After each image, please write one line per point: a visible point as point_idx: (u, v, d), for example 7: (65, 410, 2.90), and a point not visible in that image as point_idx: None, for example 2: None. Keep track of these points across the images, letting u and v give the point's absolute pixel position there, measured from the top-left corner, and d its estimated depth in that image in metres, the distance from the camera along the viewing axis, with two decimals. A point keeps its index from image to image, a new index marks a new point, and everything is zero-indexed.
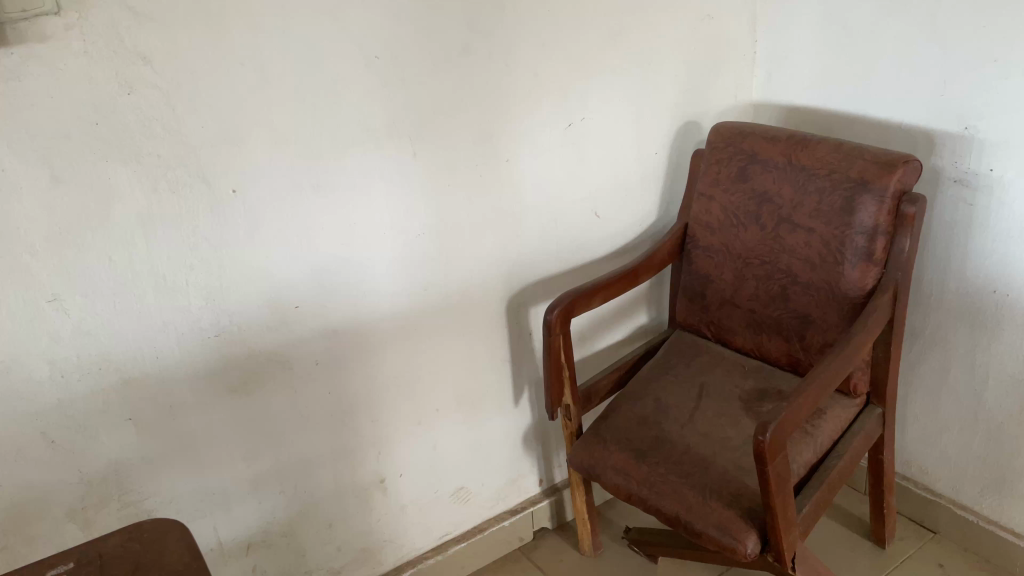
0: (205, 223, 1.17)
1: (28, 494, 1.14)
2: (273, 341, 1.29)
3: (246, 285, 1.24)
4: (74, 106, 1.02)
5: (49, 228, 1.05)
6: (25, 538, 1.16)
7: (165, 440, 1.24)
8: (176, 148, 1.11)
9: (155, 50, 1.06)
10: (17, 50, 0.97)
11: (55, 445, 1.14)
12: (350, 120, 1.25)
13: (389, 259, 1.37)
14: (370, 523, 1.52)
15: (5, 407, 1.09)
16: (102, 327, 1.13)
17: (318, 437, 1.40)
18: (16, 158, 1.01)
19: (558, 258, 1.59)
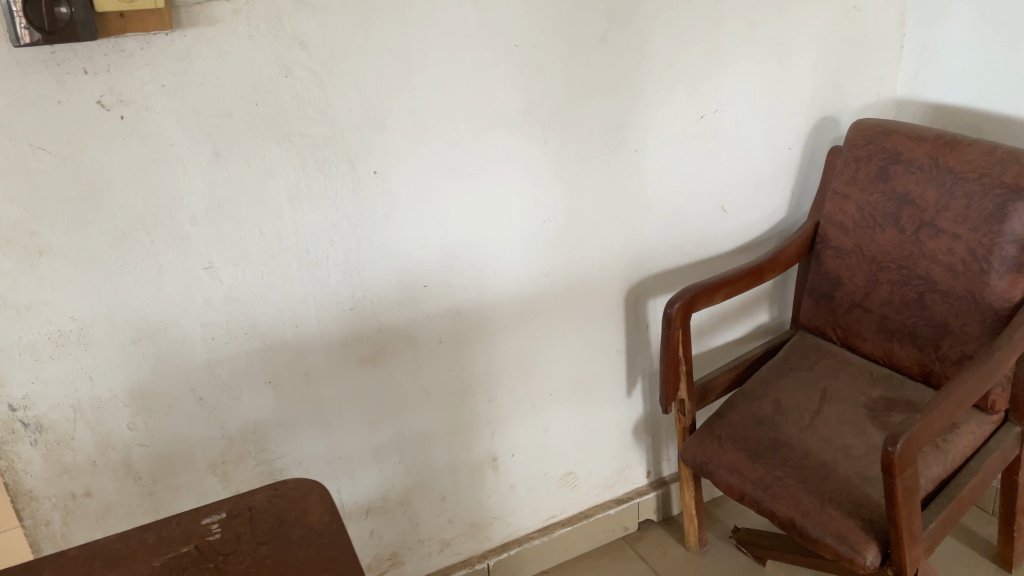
0: (347, 201, 1.23)
1: (176, 444, 1.24)
2: (402, 317, 1.34)
3: (380, 262, 1.29)
4: (237, 87, 1.09)
5: (209, 200, 1.13)
6: (171, 485, 1.26)
7: (299, 404, 1.31)
8: (325, 129, 1.17)
9: (312, 35, 1.11)
10: (190, 32, 1.04)
11: (202, 401, 1.23)
12: (487, 106, 1.27)
13: (516, 244, 1.39)
14: (481, 500, 1.57)
15: (162, 362, 1.18)
16: (249, 294, 1.20)
17: (437, 412, 1.45)
18: (184, 133, 1.08)
19: (681, 250, 1.58)
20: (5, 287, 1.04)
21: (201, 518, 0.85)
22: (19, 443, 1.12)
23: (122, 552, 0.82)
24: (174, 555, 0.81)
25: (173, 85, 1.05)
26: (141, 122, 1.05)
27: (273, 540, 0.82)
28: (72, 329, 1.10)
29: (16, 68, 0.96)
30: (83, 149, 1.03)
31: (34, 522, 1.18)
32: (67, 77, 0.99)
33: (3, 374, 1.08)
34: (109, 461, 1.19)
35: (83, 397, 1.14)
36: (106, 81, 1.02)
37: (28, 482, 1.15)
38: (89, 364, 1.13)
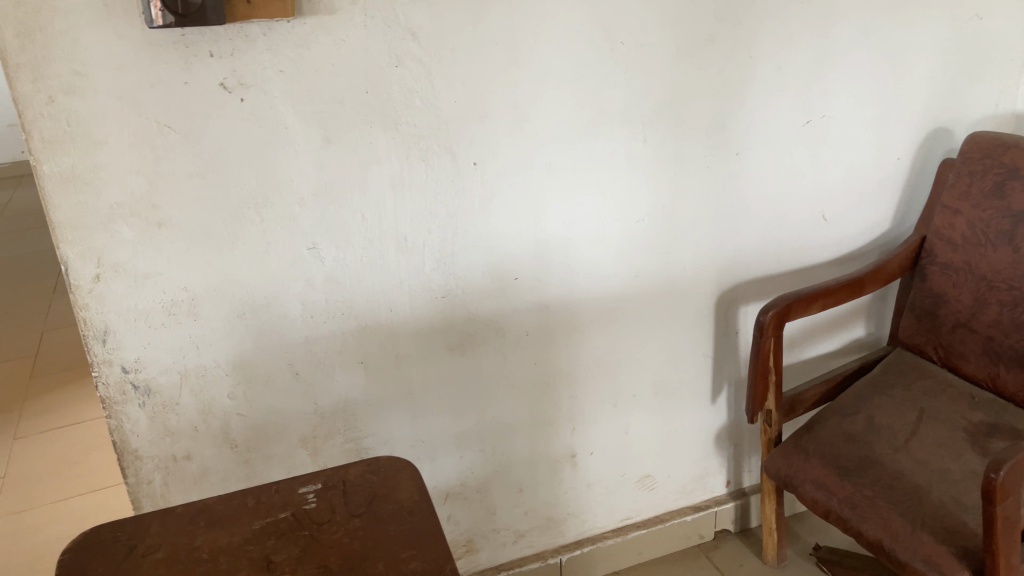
0: (446, 191, 1.25)
1: (272, 416, 1.29)
2: (492, 308, 1.36)
3: (474, 253, 1.31)
4: (349, 75, 1.12)
5: (317, 183, 1.17)
6: (264, 455, 1.31)
7: (387, 386, 1.35)
8: (430, 119, 1.19)
9: (424, 26, 1.13)
10: (309, 20, 1.08)
11: (298, 376, 1.28)
12: (589, 103, 1.27)
13: (609, 242, 1.39)
14: (558, 495, 1.57)
15: (263, 337, 1.23)
16: (348, 277, 1.24)
17: (520, 405, 1.46)
18: (297, 117, 1.12)
19: (777, 258, 1.54)
20: (125, 256, 1.10)
21: (298, 487, 0.89)
22: (129, 404, 1.18)
23: (224, 512, 0.86)
24: (272, 520, 0.84)
25: (290, 71, 1.09)
26: (258, 105, 1.10)
27: (366, 514, 0.85)
28: (184, 300, 1.16)
29: (149, 49, 1.02)
30: (204, 129, 1.08)
31: (136, 481, 1.24)
32: (194, 59, 1.04)
33: (118, 338, 1.14)
34: (210, 427, 1.25)
35: (189, 364, 1.20)
36: (229, 65, 1.06)
37: (133, 442, 1.21)
38: (196, 333, 1.18)
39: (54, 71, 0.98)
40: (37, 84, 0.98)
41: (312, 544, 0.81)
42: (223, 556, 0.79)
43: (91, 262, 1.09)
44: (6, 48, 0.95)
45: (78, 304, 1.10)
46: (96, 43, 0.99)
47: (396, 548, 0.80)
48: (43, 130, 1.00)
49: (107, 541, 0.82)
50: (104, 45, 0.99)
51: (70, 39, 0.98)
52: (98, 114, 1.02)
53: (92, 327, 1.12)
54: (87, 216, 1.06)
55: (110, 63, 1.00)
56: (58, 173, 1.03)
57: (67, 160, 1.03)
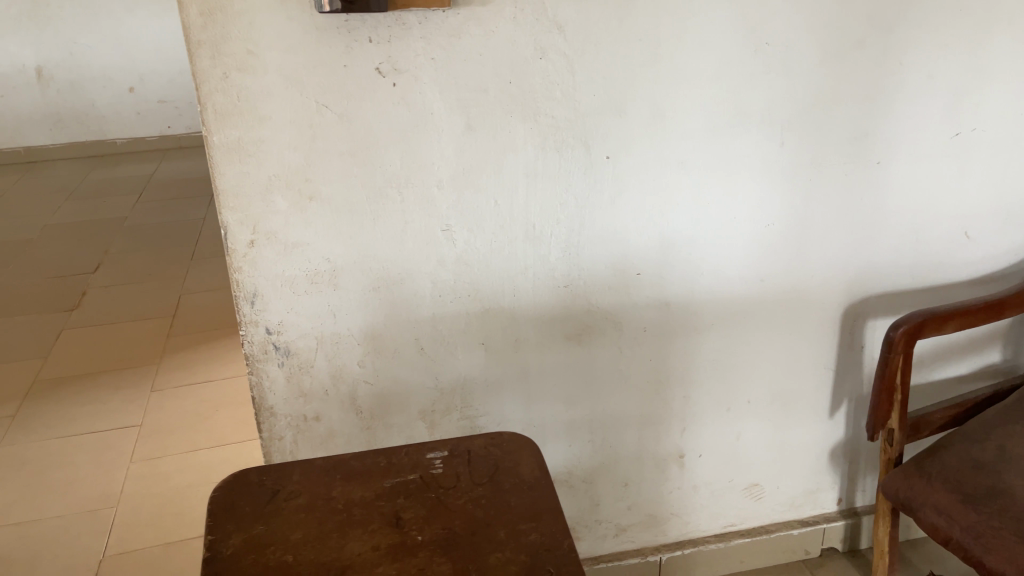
0: (578, 183, 1.27)
1: (395, 387, 1.35)
2: (613, 301, 1.37)
3: (600, 246, 1.32)
4: (495, 65, 1.16)
5: (456, 167, 1.22)
6: (386, 424, 1.37)
7: (505, 369, 1.39)
8: (569, 111, 1.22)
9: (571, 20, 1.16)
10: (463, 11, 1.12)
11: (423, 351, 1.33)
12: (727, 102, 1.27)
13: (736, 243, 1.38)
14: (662, 494, 1.58)
15: (394, 311, 1.29)
16: (477, 259, 1.29)
17: (632, 400, 1.47)
18: (443, 103, 1.17)
19: (911, 273, 1.49)
20: (278, 225, 1.18)
21: (426, 452, 0.94)
22: (269, 363, 1.27)
23: (358, 468, 0.91)
24: (401, 480, 0.89)
25: (441, 58, 1.14)
26: (409, 90, 1.15)
27: (488, 483, 0.88)
28: (326, 270, 1.23)
29: (314, 33, 1.08)
30: (357, 110, 1.15)
31: (270, 435, 1.33)
32: (355, 43, 1.10)
33: (265, 301, 1.23)
34: (338, 392, 1.33)
35: (325, 331, 1.27)
36: (386, 51, 1.12)
37: (270, 398, 1.30)
38: (334, 302, 1.26)
39: (230, 50, 1.06)
40: (215, 60, 1.06)
41: (438, 506, 0.85)
42: (357, 507, 0.85)
43: (248, 228, 1.17)
44: (191, 27, 1.04)
45: (233, 266, 1.19)
46: (268, 25, 1.07)
47: (518, 519, 0.83)
48: (217, 104, 1.09)
49: (254, 483, 0.89)
50: (275, 27, 1.07)
51: (247, 21, 1.06)
52: (265, 91, 1.10)
53: (243, 289, 1.21)
54: (247, 185, 1.15)
55: (280, 44, 1.08)
56: (226, 144, 1.12)
57: (235, 132, 1.11)
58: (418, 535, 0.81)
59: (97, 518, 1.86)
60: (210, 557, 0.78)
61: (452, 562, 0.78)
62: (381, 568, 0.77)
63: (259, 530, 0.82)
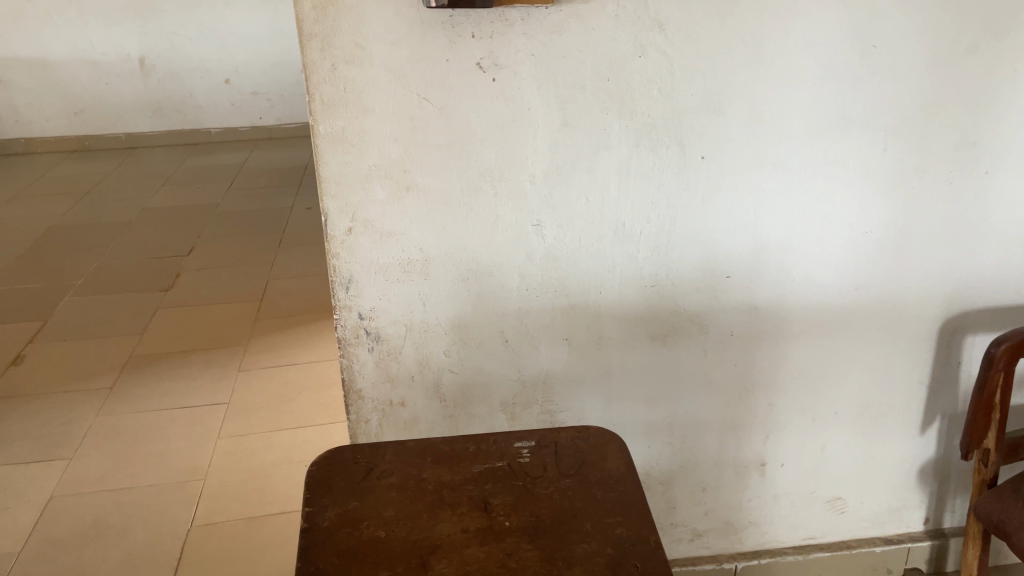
0: (671, 182, 1.27)
1: (479, 377, 1.37)
2: (700, 303, 1.36)
3: (689, 247, 1.31)
4: (594, 63, 1.17)
5: (550, 163, 1.23)
6: (468, 413, 1.40)
7: (587, 366, 1.39)
8: (665, 110, 1.22)
9: (672, 19, 1.16)
10: (566, 8, 1.13)
11: (508, 344, 1.35)
12: (829, 105, 1.24)
13: (830, 250, 1.35)
14: (740, 501, 1.56)
15: (481, 302, 1.31)
16: (566, 256, 1.30)
17: (715, 404, 1.46)
18: (541, 99, 1.18)
19: (1015, 288, 1.43)
20: (375, 214, 1.22)
21: (513, 441, 0.95)
22: (359, 347, 1.31)
23: (447, 453, 0.94)
24: (490, 467, 0.91)
25: (541, 55, 1.15)
26: (509, 86, 1.17)
27: (575, 475, 0.89)
28: (418, 259, 1.26)
29: (420, 27, 1.11)
30: (456, 103, 1.17)
31: (357, 417, 1.38)
32: (458, 38, 1.13)
33: (359, 287, 1.27)
34: (424, 379, 1.36)
35: (414, 319, 1.31)
36: (487, 46, 1.14)
37: (359, 382, 1.34)
38: (425, 291, 1.29)
39: (340, 42, 1.10)
40: (324, 52, 1.10)
41: (525, 494, 0.87)
42: (446, 490, 0.88)
43: (347, 216, 1.21)
44: (304, 19, 1.08)
45: (331, 252, 1.24)
46: (377, 20, 1.10)
47: (604, 512, 0.84)
48: (324, 95, 1.13)
49: (348, 461, 0.92)
50: (383, 22, 1.10)
51: (356, 14, 1.09)
52: (370, 84, 1.13)
53: (339, 274, 1.25)
54: (348, 174, 1.18)
55: (386, 37, 1.11)
56: (330, 134, 1.16)
57: (339, 123, 1.15)
58: (506, 521, 0.83)
59: (185, 489, 1.95)
60: (308, 528, 0.82)
61: (539, 549, 0.79)
62: (470, 550, 0.79)
63: (354, 505, 0.85)
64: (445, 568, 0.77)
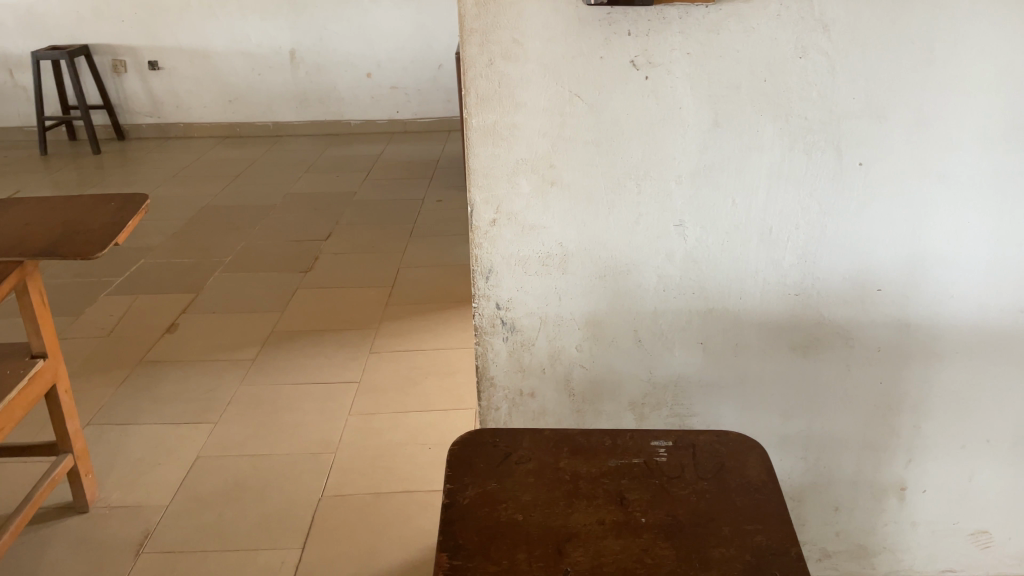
0: (823, 188, 1.23)
1: (610, 375, 1.38)
2: (845, 316, 1.31)
3: (838, 256, 1.27)
4: (751, 63, 1.15)
5: (698, 164, 1.21)
6: (596, 410, 1.41)
7: (721, 371, 1.37)
8: (824, 114, 1.18)
9: (838, 20, 1.12)
10: (725, 7, 1.12)
11: (641, 344, 1.35)
12: (1003, 113, 1.17)
13: (994, 267, 1.27)
14: (875, 525, 1.49)
15: (618, 301, 1.31)
16: (707, 258, 1.28)
17: (854, 421, 1.40)
18: (694, 99, 1.17)
19: None
20: (519, 207, 1.24)
21: (651, 439, 0.95)
22: (495, 336, 1.35)
23: (584, 445, 0.95)
24: (626, 462, 0.92)
25: (697, 54, 1.14)
26: (661, 84, 1.16)
27: (714, 479, 0.89)
28: (557, 254, 1.28)
29: (577, 24, 1.12)
30: (607, 100, 1.17)
31: (488, 404, 1.41)
32: (614, 35, 1.13)
33: (498, 277, 1.30)
34: (555, 372, 1.38)
35: (549, 312, 1.32)
36: (643, 44, 1.14)
37: (492, 369, 1.38)
38: (562, 286, 1.30)
39: (498, 38, 1.13)
40: (483, 47, 1.14)
41: (662, 493, 0.87)
42: (582, 482, 0.89)
43: (492, 208, 1.24)
44: (466, 15, 1.12)
45: (474, 242, 1.27)
46: (536, 15, 1.12)
47: (743, 519, 0.83)
48: (479, 88, 1.16)
49: (487, 444, 0.96)
50: (542, 18, 1.12)
51: (516, 11, 1.12)
52: (524, 78, 1.16)
53: (481, 264, 1.29)
54: (497, 166, 1.21)
55: (543, 34, 1.13)
56: (482, 127, 1.19)
57: (491, 116, 1.18)
58: (642, 517, 0.84)
59: (317, 460, 2.05)
60: (450, 504, 0.87)
61: (675, 549, 0.80)
62: (606, 542, 0.81)
63: (493, 487, 0.89)
64: (581, 558, 0.79)
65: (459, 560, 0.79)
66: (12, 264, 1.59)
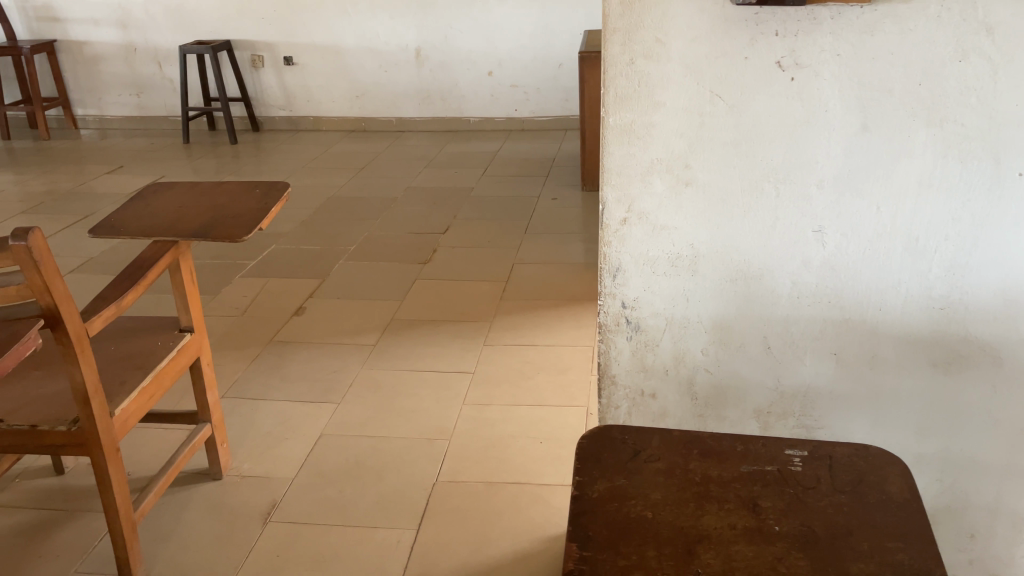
0: (978, 198, 1.16)
1: (736, 381, 1.36)
2: (995, 334, 1.24)
3: (991, 270, 1.20)
4: (906, 65, 1.10)
5: (841, 169, 1.18)
6: (719, 415, 1.39)
7: (853, 384, 1.32)
8: (983, 120, 1.12)
9: (1004, 22, 1.06)
10: (881, 8, 1.08)
11: (770, 351, 1.32)
12: None
13: None
14: (1014, 556, 1.41)
15: (748, 306, 1.29)
16: (846, 267, 1.24)
17: (997, 445, 1.33)
18: (841, 101, 1.14)
19: None
20: (652, 206, 1.24)
21: (785, 448, 0.95)
22: (619, 334, 1.35)
23: (715, 448, 0.96)
24: (759, 469, 0.92)
25: (848, 55, 1.11)
26: (807, 86, 1.13)
27: (851, 493, 0.88)
28: (688, 255, 1.26)
29: (724, 24, 1.11)
30: (750, 101, 1.15)
31: (608, 403, 1.42)
32: (761, 36, 1.11)
33: (626, 276, 1.30)
34: (678, 375, 1.37)
35: (676, 314, 1.32)
36: (790, 46, 1.12)
37: (614, 368, 1.38)
38: (690, 288, 1.29)
39: (641, 37, 1.14)
40: (624, 46, 1.14)
41: (797, 502, 0.87)
42: (714, 485, 0.90)
43: (623, 207, 1.25)
44: (610, 15, 1.13)
45: (604, 240, 1.28)
46: (681, 15, 1.12)
47: (884, 536, 0.83)
48: (618, 87, 1.17)
49: (617, 440, 0.97)
50: (687, 17, 1.12)
51: (661, 11, 1.12)
52: (665, 78, 1.15)
53: (609, 262, 1.29)
54: (631, 165, 1.22)
55: (687, 34, 1.13)
56: (619, 125, 1.19)
57: (629, 115, 1.18)
58: (775, 525, 0.84)
59: (433, 446, 2.11)
60: (579, 496, 0.89)
61: (811, 559, 0.80)
62: (738, 547, 0.82)
63: (621, 482, 0.91)
64: (712, 559, 0.80)
65: (588, 551, 0.82)
66: (167, 243, 1.71)
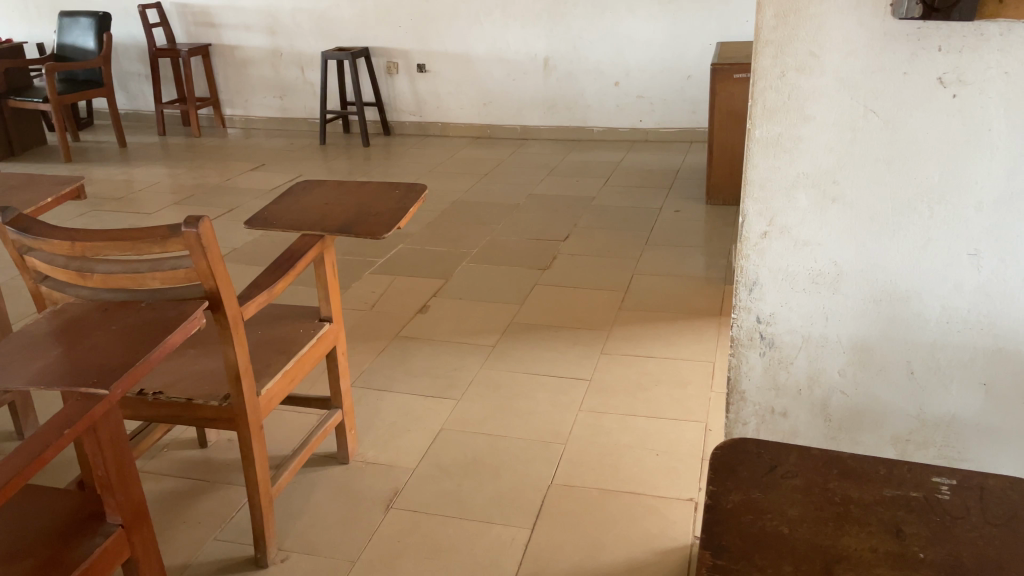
0: None
1: (874, 405, 1.31)
2: None
3: None
4: None
5: (1003, 191, 1.13)
6: (853, 439, 1.35)
7: (1002, 417, 1.26)
8: None
9: None
10: None
11: (913, 376, 1.27)
12: None
13: None
14: None
15: (892, 328, 1.25)
16: (1002, 294, 1.18)
17: None
18: (1007, 121, 1.09)
19: None
20: (795, 221, 1.22)
21: (932, 475, 0.93)
22: (752, 349, 1.33)
23: (857, 470, 0.95)
24: (903, 494, 0.91)
25: (1017, 73, 1.06)
26: (970, 103, 1.09)
27: (1004, 526, 0.86)
28: (831, 273, 1.24)
29: (882, 39, 1.09)
30: (907, 118, 1.12)
31: (736, 417, 1.40)
32: (922, 51, 1.08)
33: (763, 291, 1.29)
34: (811, 395, 1.34)
35: (814, 332, 1.29)
36: (954, 61, 1.08)
37: (744, 383, 1.37)
38: (831, 306, 1.26)
39: (794, 50, 1.13)
40: (776, 59, 1.14)
41: (944, 531, 0.85)
42: (855, 506, 0.89)
43: (765, 220, 1.23)
44: (762, 27, 1.13)
45: (742, 253, 1.27)
46: (838, 29, 1.10)
47: None
48: (767, 100, 1.16)
49: (753, 454, 0.98)
50: (844, 31, 1.10)
51: (817, 24, 1.11)
52: (817, 92, 1.14)
53: (746, 275, 1.28)
54: (776, 179, 1.20)
55: (843, 47, 1.11)
56: (767, 138, 1.18)
57: (777, 128, 1.17)
58: (920, 552, 0.83)
59: (549, 449, 2.14)
60: (714, 505, 0.91)
61: None
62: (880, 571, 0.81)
63: (757, 496, 0.92)
64: None
65: (722, 559, 0.83)
66: (314, 237, 1.82)
